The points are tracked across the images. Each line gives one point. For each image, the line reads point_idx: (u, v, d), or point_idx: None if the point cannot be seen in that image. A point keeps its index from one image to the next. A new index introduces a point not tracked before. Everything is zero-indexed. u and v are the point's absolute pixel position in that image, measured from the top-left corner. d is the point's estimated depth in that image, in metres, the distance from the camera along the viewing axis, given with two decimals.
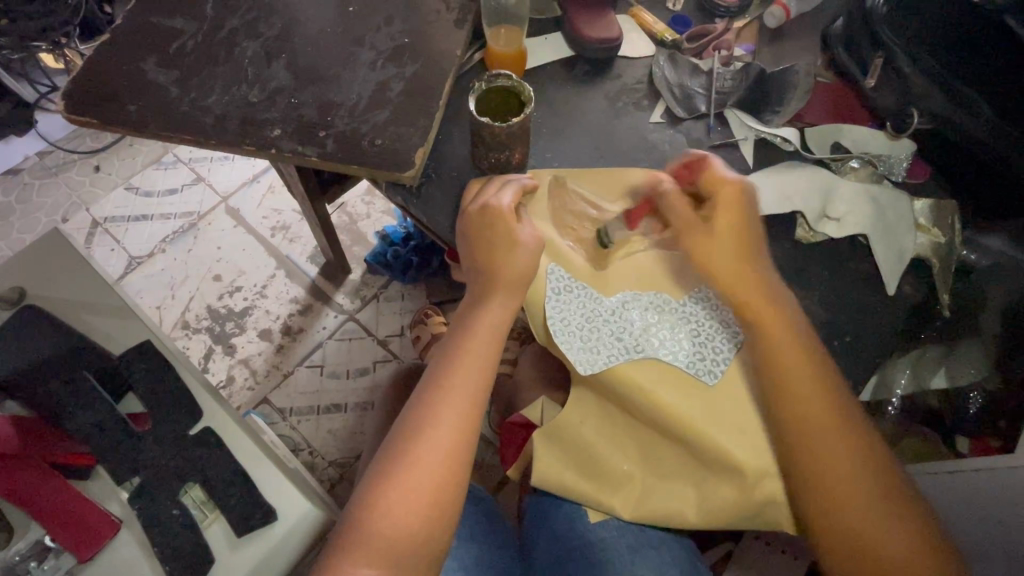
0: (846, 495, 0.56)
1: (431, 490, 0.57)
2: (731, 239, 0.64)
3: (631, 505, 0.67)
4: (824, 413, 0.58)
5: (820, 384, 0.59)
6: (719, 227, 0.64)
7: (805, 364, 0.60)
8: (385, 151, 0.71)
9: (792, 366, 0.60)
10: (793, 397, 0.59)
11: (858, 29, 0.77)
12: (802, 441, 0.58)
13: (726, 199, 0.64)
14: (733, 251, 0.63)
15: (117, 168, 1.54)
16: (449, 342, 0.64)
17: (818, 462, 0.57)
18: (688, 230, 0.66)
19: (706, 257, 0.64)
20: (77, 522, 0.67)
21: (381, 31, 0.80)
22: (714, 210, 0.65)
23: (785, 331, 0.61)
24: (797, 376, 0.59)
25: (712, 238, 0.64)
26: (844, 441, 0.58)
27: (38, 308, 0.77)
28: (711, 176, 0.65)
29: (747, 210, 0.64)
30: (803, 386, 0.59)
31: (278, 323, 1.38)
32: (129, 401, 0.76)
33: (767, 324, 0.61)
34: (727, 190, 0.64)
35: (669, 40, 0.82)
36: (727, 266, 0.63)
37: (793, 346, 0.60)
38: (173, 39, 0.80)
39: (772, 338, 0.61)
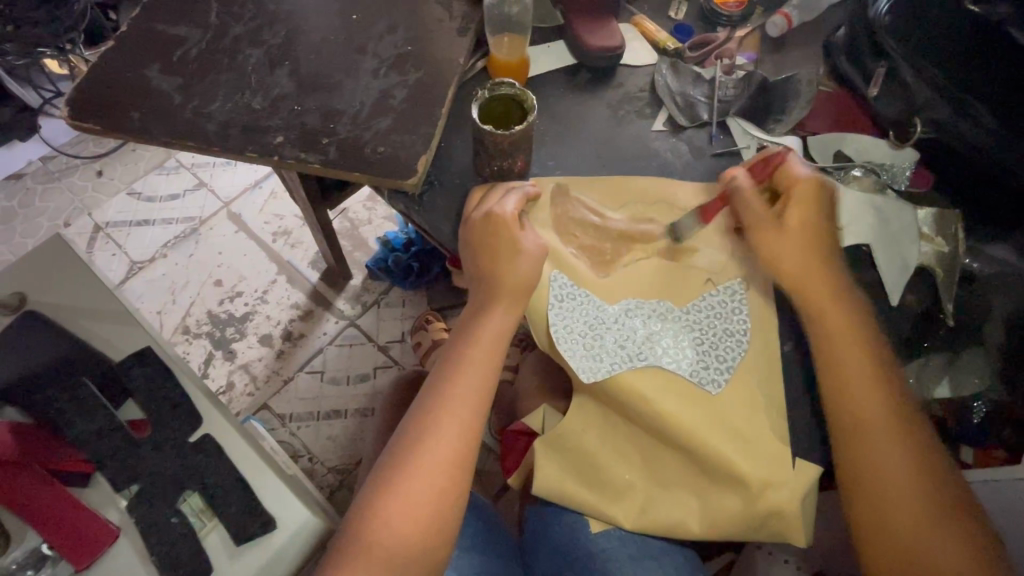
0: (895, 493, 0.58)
1: (432, 500, 0.57)
2: (800, 235, 0.65)
3: (634, 514, 0.66)
4: (870, 389, 0.61)
5: (876, 382, 0.62)
6: (791, 226, 0.65)
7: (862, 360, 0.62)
8: (387, 158, 0.71)
9: (847, 348, 0.62)
10: (853, 388, 0.61)
11: (860, 39, 0.77)
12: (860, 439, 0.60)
13: (803, 200, 0.66)
14: (802, 249, 0.65)
15: (119, 173, 1.55)
16: (452, 349, 0.64)
17: (873, 453, 0.59)
18: (761, 225, 0.66)
19: (778, 254, 0.65)
20: (74, 530, 0.66)
21: (384, 39, 0.80)
22: (789, 208, 0.66)
23: (842, 322, 0.63)
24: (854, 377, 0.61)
25: (783, 236, 0.65)
26: (901, 435, 0.59)
27: (39, 314, 0.77)
28: (787, 174, 0.67)
29: (823, 209, 0.66)
30: (853, 364, 0.62)
31: (278, 328, 1.38)
32: (128, 407, 0.75)
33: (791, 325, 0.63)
34: (804, 187, 0.66)
35: (672, 49, 0.83)
36: (797, 264, 0.65)
37: (855, 346, 0.62)
38: (178, 46, 0.80)
39: (834, 330, 0.63)
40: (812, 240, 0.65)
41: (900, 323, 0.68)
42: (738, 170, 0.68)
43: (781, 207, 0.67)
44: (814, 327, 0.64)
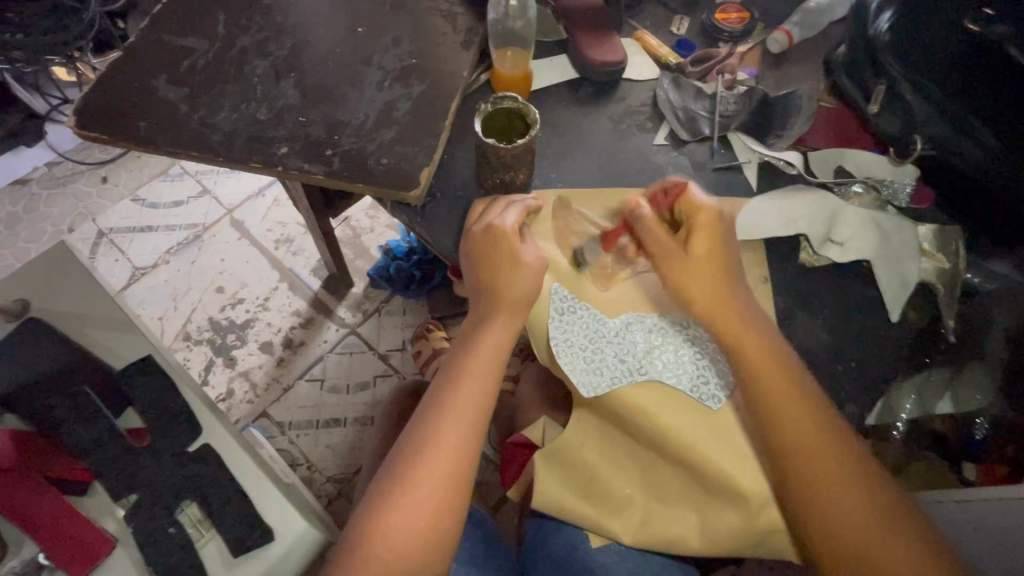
0: (841, 519, 0.55)
1: (429, 514, 0.56)
2: (705, 261, 0.63)
3: (633, 528, 0.66)
4: (794, 402, 0.58)
5: (821, 414, 0.58)
6: (696, 255, 0.63)
7: (792, 394, 0.59)
8: (391, 169, 0.72)
9: (764, 368, 0.59)
10: (777, 402, 0.58)
11: (859, 55, 0.77)
12: (797, 473, 0.57)
13: (703, 229, 0.63)
14: (707, 278, 0.63)
15: (124, 179, 1.56)
16: (451, 361, 0.64)
17: (809, 464, 0.57)
18: (665, 254, 0.64)
19: (683, 283, 0.63)
20: (71, 540, 0.66)
21: (389, 52, 0.81)
22: (692, 235, 0.64)
23: (757, 344, 0.60)
24: (789, 407, 0.58)
25: (687, 266, 0.63)
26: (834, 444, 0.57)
27: (42, 320, 0.77)
28: (687, 203, 0.65)
29: (724, 236, 0.64)
30: (772, 381, 0.59)
31: (279, 336, 1.38)
32: (128, 416, 0.75)
33: (755, 360, 0.60)
34: (704, 215, 0.64)
35: (673, 63, 0.83)
36: (706, 295, 0.62)
37: (786, 381, 0.59)
38: (186, 57, 0.81)
39: (745, 351, 0.61)
40: (720, 274, 0.63)
41: (902, 338, 0.68)
42: (640, 201, 0.66)
43: (685, 234, 0.64)
44: (741, 363, 0.61)
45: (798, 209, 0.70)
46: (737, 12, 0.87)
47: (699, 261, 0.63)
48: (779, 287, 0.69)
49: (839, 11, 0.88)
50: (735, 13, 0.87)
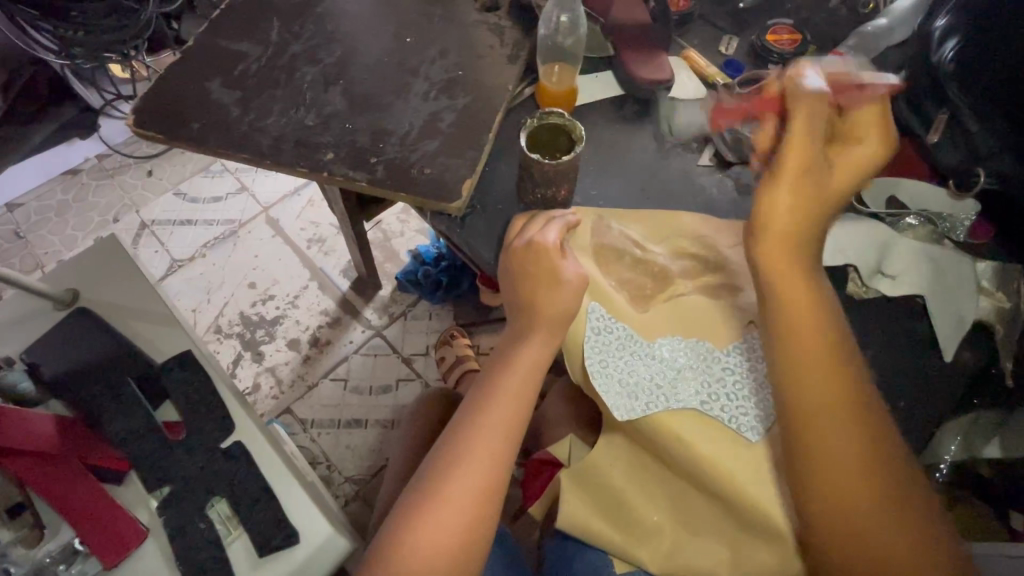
0: (845, 474, 0.52)
1: (462, 530, 0.56)
2: (835, 172, 0.59)
3: (661, 558, 0.63)
4: (812, 351, 0.56)
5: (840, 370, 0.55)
6: (840, 169, 0.59)
7: (863, 438, 0.53)
8: (433, 180, 0.72)
9: (793, 321, 0.57)
10: (796, 349, 0.56)
11: (919, 81, 0.74)
12: (812, 439, 0.54)
13: (865, 138, 0.59)
14: (800, 203, 0.58)
15: (167, 173, 1.61)
16: (484, 377, 0.64)
17: (817, 415, 0.54)
18: (809, 150, 0.57)
19: (796, 188, 0.58)
20: (108, 528, 0.67)
21: (435, 63, 0.82)
22: (842, 147, 0.59)
23: (795, 292, 0.57)
24: (832, 417, 0.54)
25: (822, 171, 0.58)
26: (847, 398, 0.54)
27: (91, 311, 0.80)
28: (869, 113, 0.59)
29: (877, 160, 0.59)
30: (794, 325, 0.57)
31: (307, 334, 1.40)
32: (166, 409, 0.77)
33: (785, 313, 0.57)
34: (868, 124, 0.59)
35: (721, 84, 0.82)
36: (799, 210, 0.58)
37: (835, 379, 0.55)
38: (239, 61, 0.83)
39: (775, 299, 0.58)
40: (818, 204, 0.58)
41: (954, 378, 0.65)
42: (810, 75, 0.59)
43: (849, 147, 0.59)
44: (769, 320, 0.58)
45: (846, 238, 0.69)
46: (788, 34, 0.86)
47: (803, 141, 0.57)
48: None
49: (898, 36, 0.85)
50: (786, 35, 0.85)
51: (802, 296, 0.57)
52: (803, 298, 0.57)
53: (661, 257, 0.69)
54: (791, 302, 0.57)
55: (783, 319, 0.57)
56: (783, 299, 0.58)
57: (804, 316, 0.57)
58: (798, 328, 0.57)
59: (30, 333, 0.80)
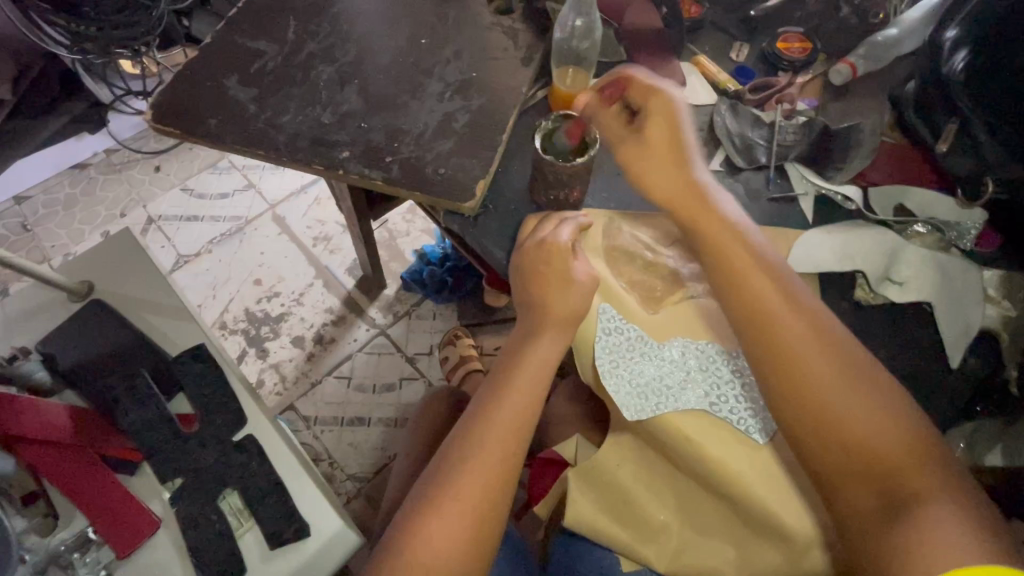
0: (823, 394, 0.55)
1: (473, 522, 0.56)
2: (661, 145, 0.72)
3: (668, 557, 0.64)
4: (762, 281, 0.61)
5: (791, 298, 0.60)
6: (650, 139, 0.72)
7: (823, 350, 0.56)
8: (448, 180, 0.73)
9: (739, 259, 0.62)
10: (751, 282, 0.61)
11: (930, 92, 0.76)
12: (780, 365, 0.57)
13: (656, 115, 0.73)
14: (662, 169, 0.71)
15: (175, 169, 1.62)
16: (496, 375, 0.65)
17: (779, 340, 0.57)
18: (620, 141, 0.74)
19: (643, 169, 0.72)
20: (122, 517, 0.69)
21: (450, 64, 0.83)
22: (647, 122, 0.73)
23: (729, 236, 0.64)
24: (796, 340, 0.57)
25: (643, 150, 0.72)
26: (804, 323, 0.58)
27: (107, 304, 0.82)
28: (639, 90, 0.74)
29: (674, 119, 0.72)
30: (740, 259, 0.62)
31: (311, 331, 1.41)
32: (179, 401, 0.79)
33: (728, 253, 0.63)
34: (657, 101, 0.73)
35: (731, 90, 0.83)
36: (662, 182, 0.70)
37: (790, 306, 0.59)
38: (256, 59, 0.84)
39: (725, 247, 0.64)
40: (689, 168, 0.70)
41: (959, 385, 0.66)
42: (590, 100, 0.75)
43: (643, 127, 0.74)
44: (718, 262, 0.63)
45: (854, 244, 0.69)
46: (799, 42, 0.87)
47: (642, 137, 0.73)
48: None
49: (905, 46, 0.86)
50: (797, 43, 0.87)
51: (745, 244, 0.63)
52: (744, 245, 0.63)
53: (670, 261, 0.70)
54: (731, 246, 0.63)
55: (730, 259, 0.63)
56: (725, 231, 0.65)
57: (746, 245, 0.63)
58: (743, 264, 0.62)
59: (47, 325, 0.82)
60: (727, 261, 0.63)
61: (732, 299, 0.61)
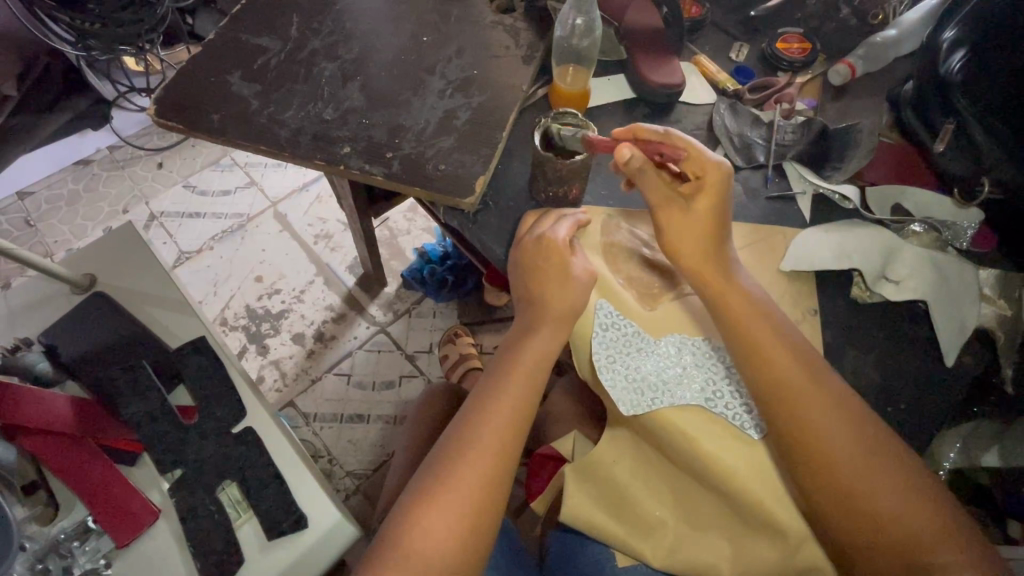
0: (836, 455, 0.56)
1: (470, 513, 0.57)
2: (702, 223, 0.63)
3: (663, 553, 0.64)
4: (775, 342, 0.60)
5: (798, 356, 0.60)
6: (696, 212, 0.63)
7: (833, 410, 0.57)
8: (448, 176, 0.74)
9: (748, 316, 0.62)
10: (761, 342, 0.60)
11: (928, 94, 0.76)
12: (792, 427, 0.58)
13: (707, 194, 0.62)
14: (699, 235, 0.63)
15: (178, 166, 1.63)
16: (494, 368, 0.65)
17: (793, 402, 0.58)
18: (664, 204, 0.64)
19: (676, 237, 0.64)
20: (120, 507, 0.69)
21: (452, 62, 0.84)
22: (696, 196, 0.63)
23: (740, 295, 0.63)
24: (807, 402, 0.58)
25: (686, 219, 0.64)
26: (814, 382, 0.59)
27: (109, 296, 0.82)
28: (696, 163, 0.62)
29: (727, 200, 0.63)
30: (751, 318, 0.62)
31: (312, 328, 1.41)
32: (180, 393, 0.80)
33: (738, 312, 0.62)
34: (711, 176, 0.61)
35: (731, 89, 0.84)
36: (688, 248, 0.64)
37: (801, 366, 0.59)
38: (260, 55, 0.85)
39: (735, 307, 0.62)
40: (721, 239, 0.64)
41: (955, 385, 0.66)
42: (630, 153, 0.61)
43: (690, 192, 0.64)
44: (729, 321, 0.62)
45: (851, 243, 0.70)
46: (799, 42, 0.87)
47: (685, 216, 0.64)
48: (826, 321, 0.69)
49: (904, 48, 0.87)
50: (797, 44, 0.87)
51: (753, 301, 0.63)
52: (752, 302, 0.63)
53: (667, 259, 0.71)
54: (740, 303, 0.62)
55: (738, 320, 0.62)
56: (746, 303, 0.62)
57: (767, 317, 0.62)
58: (754, 323, 0.61)
59: (49, 316, 0.82)
60: (748, 337, 0.61)
61: (744, 358, 0.61)
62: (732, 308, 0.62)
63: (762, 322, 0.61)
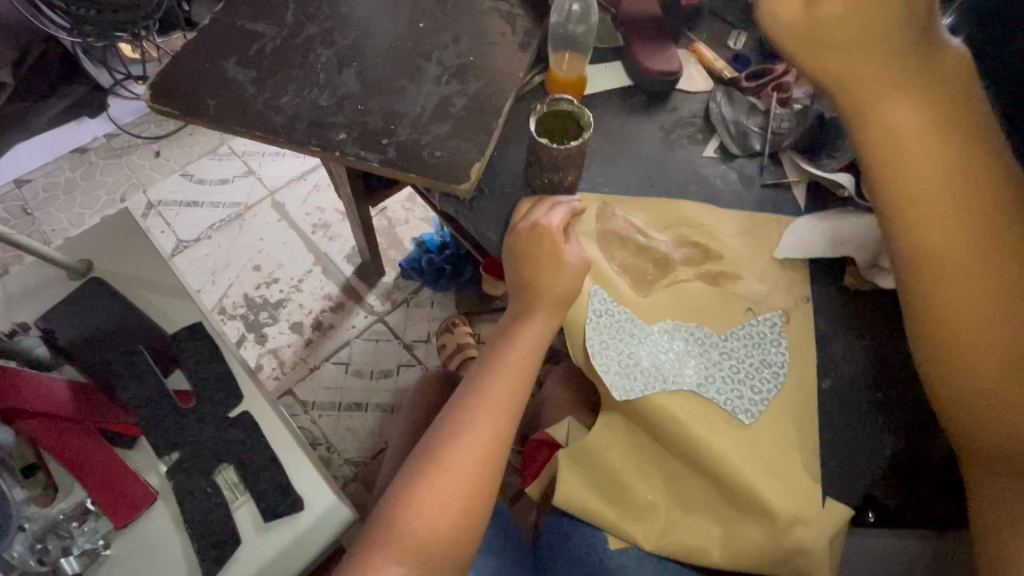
0: (985, 356, 0.49)
1: (464, 494, 0.58)
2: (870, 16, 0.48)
3: (654, 536, 0.65)
4: (958, 198, 0.48)
5: (986, 222, 0.48)
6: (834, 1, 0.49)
7: (1000, 301, 0.49)
8: (443, 162, 0.74)
9: (930, 167, 0.49)
10: (933, 203, 0.49)
11: None
12: (944, 310, 0.51)
13: None
14: (865, 31, 0.48)
15: (175, 155, 1.63)
16: (488, 353, 0.66)
17: (950, 287, 0.50)
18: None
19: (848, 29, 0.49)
20: (119, 490, 0.70)
21: (448, 49, 0.83)
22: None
23: (924, 135, 0.49)
24: (970, 286, 0.49)
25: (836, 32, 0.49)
26: (993, 259, 0.49)
27: (106, 283, 0.83)
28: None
29: None
30: (929, 167, 0.49)
31: (310, 317, 1.41)
32: (177, 377, 0.81)
33: (911, 157, 0.49)
34: None
35: (727, 78, 0.83)
36: (859, 65, 0.50)
37: (986, 232, 0.48)
38: (255, 41, 0.85)
39: (910, 150, 0.49)
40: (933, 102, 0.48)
41: None
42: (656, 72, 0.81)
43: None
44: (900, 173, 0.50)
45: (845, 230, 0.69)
46: None
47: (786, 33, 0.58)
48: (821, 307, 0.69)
49: None
50: None
51: (947, 129, 0.48)
52: (933, 133, 0.48)
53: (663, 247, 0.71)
54: (914, 144, 0.49)
55: (913, 166, 0.49)
56: (928, 144, 0.48)
57: (964, 161, 0.48)
58: (928, 176, 0.49)
59: (46, 301, 0.83)
60: (925, 239, 0.50)
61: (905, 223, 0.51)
62: (908, 154, 0.49)
63: (943, 210, 0.50)
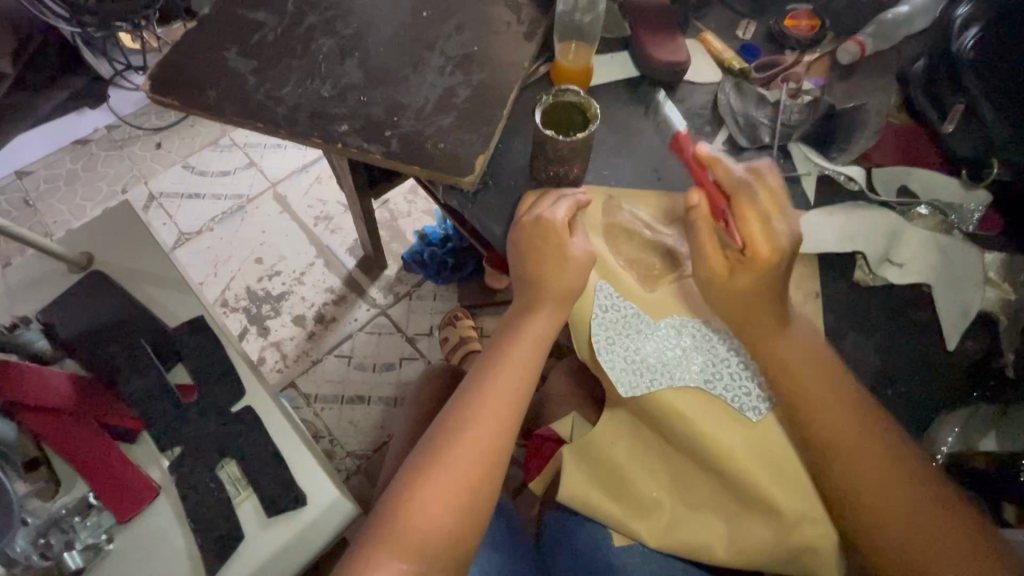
0: (869, 497, 0.56)
1: (468, 490, 0.57)
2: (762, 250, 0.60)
3: (659, 532, 0.65)
4: (812, 369, 0.60)
5: (844, 400, 0.59)
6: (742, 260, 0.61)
7: (874, 444, 0.57)
8: (446, 155, 0.73)
9: (784, 341, 0.61)
10: (798, 375, 0.60)
11: (940, 71, 0.75)
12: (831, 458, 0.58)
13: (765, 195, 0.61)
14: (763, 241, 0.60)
15: (176, 146, 1.61)
16: (493, 347, 0.65)
17: (829, 442, 0.58)
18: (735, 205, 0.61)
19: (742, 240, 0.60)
20: (122, 485, 0.70)
21: (452, 39, 0.82)
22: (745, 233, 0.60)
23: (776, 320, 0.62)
24: (849, 446, 0.57)
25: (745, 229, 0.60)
26: (852, 418, 0.58)
27: (107, 276, 0.82)
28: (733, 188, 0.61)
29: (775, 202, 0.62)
30: (784, 342, 0.61)
31: (312, 310, 1.41)
32: (179, 371, 0.80)
33: (783, 361, 0.61)
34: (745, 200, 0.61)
35: (737, 68, 0.81)
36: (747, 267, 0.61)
37: (839, 398, 0.59)
38: (256, 30, 0.83)
39: (781, 356, 0.61)
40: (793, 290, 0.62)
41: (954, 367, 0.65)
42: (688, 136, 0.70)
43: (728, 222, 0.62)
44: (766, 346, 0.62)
45: (854, 224, 0.69)
46: (807, 19, 0.85)
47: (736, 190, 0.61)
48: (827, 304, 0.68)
49: (918, 25, 0.84)
50: (805, 21, 0.85)
51: (790, 315, 0.62)
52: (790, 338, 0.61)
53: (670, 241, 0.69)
54: (778, 346, 0.61)
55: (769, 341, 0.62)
56: (778, 323, 0.62)
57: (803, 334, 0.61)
58: (784, 343, 0.61)
59: (48, 294, 0.82)
60: (804, 411, 0.60)
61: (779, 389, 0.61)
62: (785, 360, 0.61)
63: (809, 364, 0.60)
